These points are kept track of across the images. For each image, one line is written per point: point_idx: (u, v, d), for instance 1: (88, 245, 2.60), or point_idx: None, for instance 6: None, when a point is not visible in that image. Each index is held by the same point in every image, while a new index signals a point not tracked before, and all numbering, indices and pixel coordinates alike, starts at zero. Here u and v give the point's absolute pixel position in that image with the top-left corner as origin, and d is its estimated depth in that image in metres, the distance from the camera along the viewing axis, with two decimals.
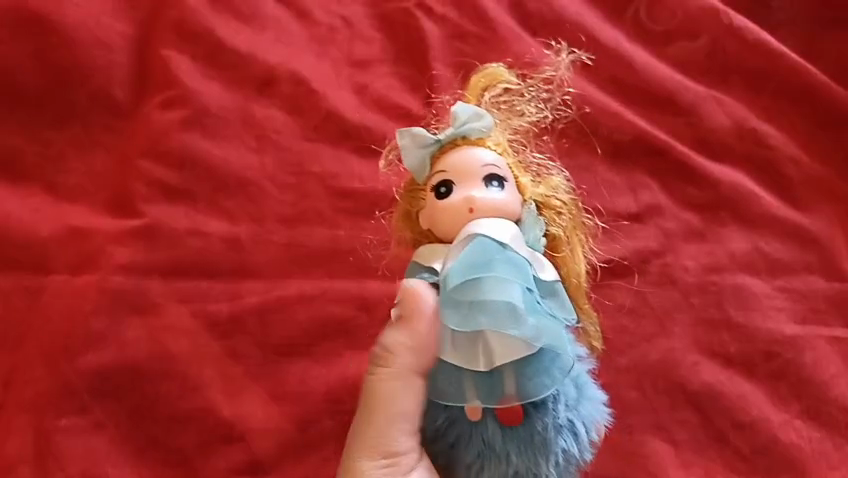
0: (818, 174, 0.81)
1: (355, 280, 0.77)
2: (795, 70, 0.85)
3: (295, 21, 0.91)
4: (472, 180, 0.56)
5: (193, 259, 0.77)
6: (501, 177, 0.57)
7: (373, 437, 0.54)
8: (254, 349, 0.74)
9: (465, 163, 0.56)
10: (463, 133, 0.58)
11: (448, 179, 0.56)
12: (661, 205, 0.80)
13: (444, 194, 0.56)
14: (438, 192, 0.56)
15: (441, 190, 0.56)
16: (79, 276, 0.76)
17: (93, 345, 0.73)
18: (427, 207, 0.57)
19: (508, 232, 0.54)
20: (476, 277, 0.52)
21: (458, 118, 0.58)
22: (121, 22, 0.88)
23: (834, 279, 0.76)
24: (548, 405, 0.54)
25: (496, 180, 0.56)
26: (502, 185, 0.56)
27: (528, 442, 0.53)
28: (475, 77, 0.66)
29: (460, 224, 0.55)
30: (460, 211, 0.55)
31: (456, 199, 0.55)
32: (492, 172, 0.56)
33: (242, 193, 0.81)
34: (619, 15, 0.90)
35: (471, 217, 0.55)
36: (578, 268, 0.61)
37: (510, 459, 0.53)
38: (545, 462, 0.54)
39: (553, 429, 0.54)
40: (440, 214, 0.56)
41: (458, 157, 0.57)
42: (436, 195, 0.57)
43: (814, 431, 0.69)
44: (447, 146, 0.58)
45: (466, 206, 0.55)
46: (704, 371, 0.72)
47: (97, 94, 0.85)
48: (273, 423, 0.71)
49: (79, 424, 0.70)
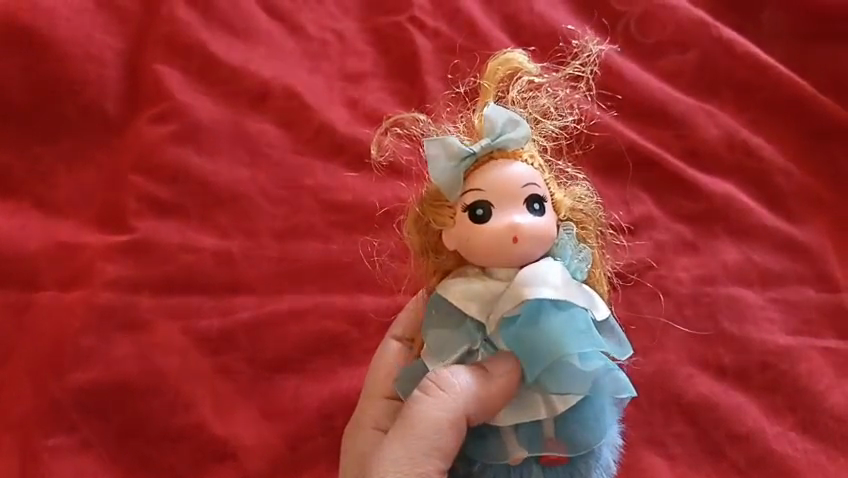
0: (807, 185, 0.81)
1: (348, 294, 0.77)
2: (783, 82, 0.85)
3: (287, 36, 0.91)
4: (512, 203, 0.54)
5: (183, 275, 0.76)
6: (540, 197, 0.55)
7: (408, 461, 0.49)
8: (246, 365, 0.73)
9: (504, 184, 0.54)
10: (498, 144, 0.56)
11: (485, 200, 0.54)
12: (654, 217, 0.81)
13: (482, 217, 0.54)
14: (474, 215, 0.54)
15: (478, 212, 0.54)
16: (69, 292, 0.75)
17: (82, 361, 0.72)
18: (460, 227, 0.55)
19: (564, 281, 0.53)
20: (531, 333, 0.52)
21: (495, 129, 0.55)
22: (113, 37, 0.88)
23: (827, 289, 0.76)
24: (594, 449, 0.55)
25: (536, 203, 0.55)
26: (542, 209, 0.55)
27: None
28: (494, 64, 0.64)
29: (499, 251, 0.53)
30: (503, 239, 0.53)
31: (496, 224, 0.54)
32: (533, 194, 0.55)
33: (233, 208, 0.81)
34: (610, 30, 0.91)
35: (515, 246, 0.53)
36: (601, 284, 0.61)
37: None
38: None
39: (593, 468, 0.56)
40: (478, 238, 0.54)
41: (499, 175, 0.54)
42: (471, 217, 0.54)
43: (810, 443, 0.67)
44: (482, 160, 0.55)
45: (510, 233, 0.53)
46: (699, 383, 0.71)
47: (88, 109, 0.84)
48: (264, 441, 0.69)
49: (65, 444, 0.68)
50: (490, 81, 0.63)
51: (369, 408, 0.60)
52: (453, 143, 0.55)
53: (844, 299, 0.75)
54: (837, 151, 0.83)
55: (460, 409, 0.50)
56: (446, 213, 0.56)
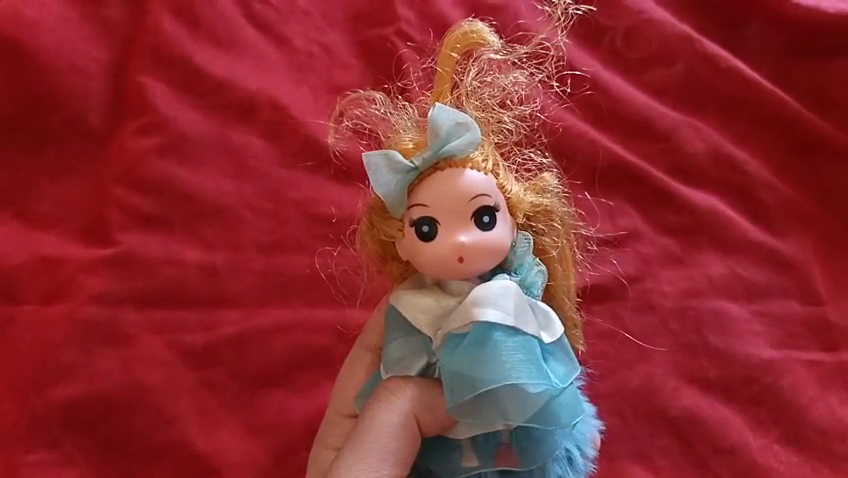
0: (790, 199, 0.82)
1: (334, 308, 0.76)
2: (766, 97, 0.86)
3: (272, 47, 0.90)
4: (460, 219, 0.55)
5: (166, 289, 0.76)
6: (490, 207, 0.56)
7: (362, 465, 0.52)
8: (231, 379, 0.72)
9: (449, 199, 0.55)
10: (443, 154, 0.56)
11: (431, 217, 0.55)
12: (639, 230, 0.81)
13: (428, 234, 0.55)
14: (420, 231, 0.56)
15: (424, 228, 0.55)
16: (51, 306, 0.75)
17: (64, 375, 0.71)
18: (408, 243, 0.56)
19: (511, 304, 0.54)
20: (477, 354, 0.53)
21: (438, 141, 0.55)
22: (97, 48, 0.87)
23: (811, 303, 0.76)
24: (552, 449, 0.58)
25: (486, 215, 0.56)
26: (493, 219, 0.56)
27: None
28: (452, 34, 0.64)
29: (447, 267, 0.55)
30: (449, 256, 0.55)
31: (442, 240, 0.55)
32: (482, 205, 0.56)
33: (218, 221, 0.80)
34: (596, 44, 0.91)
35: (462, 264, 0.55)
36: (567, 280, 0.63)
37: None
38: None
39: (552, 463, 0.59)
40: (425, 254, 0.55)
41: (444, 190, 0.55)
42: (418, 233, 0.56)
43: (793, 455, 0.68)
44: (427, 173, 0.56)
45: (455, 248, 0.55)
46: (684, 396, 0.71)
47: (72, 121, 0.84)
48: (249, 456, 0.69)
49: (46, 459, 0.67)
50: (446, 62, 0.64)
51: (335, 423, 0.61)
52: (395, 160, 0.55)
53: (827, 313, 0.75)
54: (820, 166, 0.83)
55: (410, 418, 0.54)
56: (394, 225, 0.57)
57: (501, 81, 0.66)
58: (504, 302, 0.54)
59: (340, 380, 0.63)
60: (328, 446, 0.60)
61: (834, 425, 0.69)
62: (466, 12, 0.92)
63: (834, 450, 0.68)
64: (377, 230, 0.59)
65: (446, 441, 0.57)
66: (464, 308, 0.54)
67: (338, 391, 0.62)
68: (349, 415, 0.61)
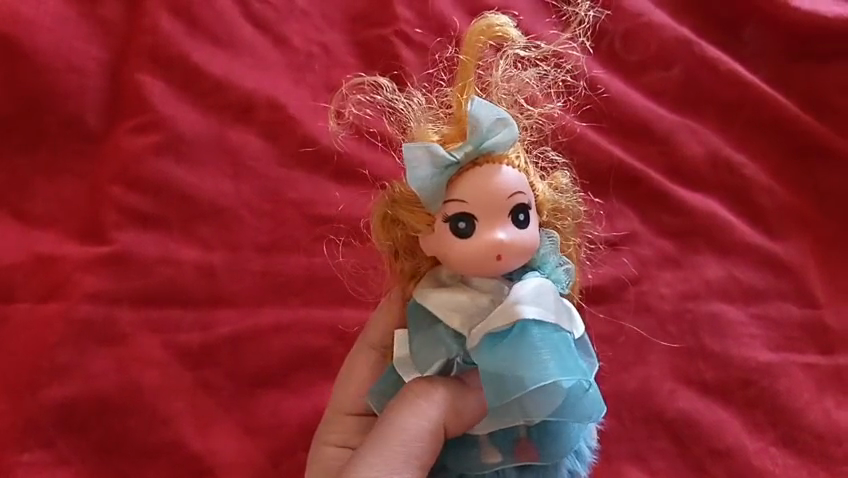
0: (788, 203, 0.82)
1: (331, 308, 0.76)
2: (764, 101, 0.86)
3: (271, 47, 0.90)
4: (498, 217, 0.52)
5: (163, 289, 0.76)
6: (525, 206, 0.54)
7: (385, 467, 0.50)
8: (228, 380, 0.72)
9: (489, 195, 0.52)
10: (483, 151, 0.53)
11: (469, 213, 0.52)
12: (636, 232, 0.81)
13: (464, 231, 0.52)
14: (457, 228, 0.52)
15: (461, 224, 0.52)
16: (45, 304, 0.74)
17: (59, 375, 0.70)
18: (440, 239, 0.53)
19: (548, 303, 0.53)
20: (517, 351, 0.51)
21: (479, 136, 0.52)
22: (94, 47, 0.87)
23: (807, 306, 0.77)
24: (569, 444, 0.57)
25: (521, 213, 0.53)
26: (528, 219, 0.54)
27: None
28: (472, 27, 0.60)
29: (483, 265, 0.52)
30: (486, 254, 0.52)
31: (480, 239, 0.52)
32: (519, 204, 0.53)
33: (216, 220, 0.80)
34: (595, 46, 0.91)
35: (499, 263, 0.52)
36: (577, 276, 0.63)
37: None
38: None
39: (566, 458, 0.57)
40: (461, 251, 0.52)
41: (483, 188, 0.52)
42: (452, 229, 0.53)
43: (790, 459, 0.68)
44: (465, 169, 0.53)
45: (493, 248, 0.52)
46: (680, 399, 0.71)
47: (68, 119, 0.83)
48: (246, 458, 0.69)
49: (42, 460, 0.67)
50: (467, 62, 0.60)
51: (336, 421, 0.62)
52: (436, 154, 0.52)
53: (823, 316, 0.76)
54: (818, 170, 0.84)
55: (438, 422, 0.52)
56: (423, 218, 0.54)
57: (518, 75, 0.63)
58: (543, 300, 0.52)
59: (343, 379, 0.63)
60: (327, 443, 0.62)
61: (831, 429, 0.69)
62: (465, 14, 0.92)
63: (830, 453, 0.68)
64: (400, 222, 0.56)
65: (466, 439, 0.55)
66: (502, 305, 0.52)
67: (339, 390, 0.63)
68: (349, 414, 0.62)
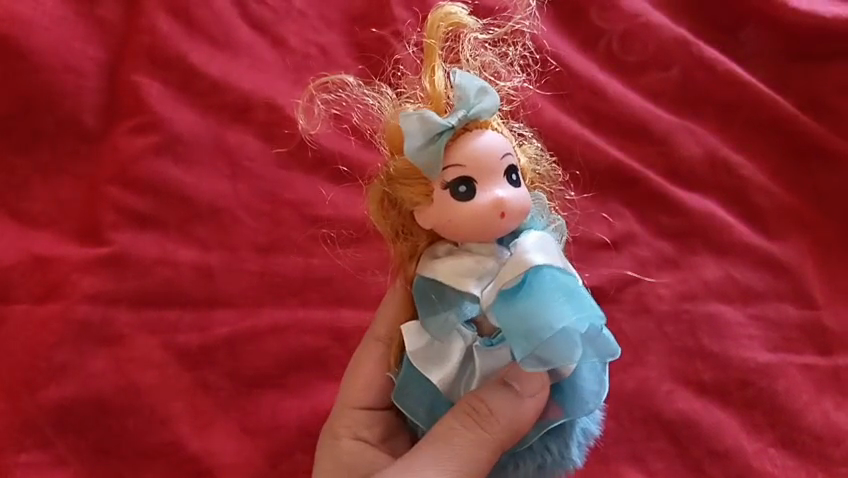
0: (786, 203, 0.82)
1: (329, 309, 0.76)
2: (762, 102, 0.86)
3: (269, 47, 0.90)
4: (494, 176, 0.51)
5: (160, 290, 0.75)
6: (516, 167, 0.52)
7: None
8: (225, 380, 0.72)
9: (485, 156, 0.51)
10: (472, 113, 0.52)
11: (467, 176, 0.51)
12: (634, 233, 0.81)
13: (464, 195, 0.50)
14: (457, 192, 0.51)
15: (460, 189, 0.51)
16: (43, 305, 0.74)
17: (57, 376, 0.70)
18: (438, 209, 0.51)
19: (554, 250, 0.51)
20: (534, 303, 0.48)
21: (468, 100, 0.51)
22: (92, 47, 0.87)
23: (806, 307, 0.76)
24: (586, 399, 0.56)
25: (514, 174, 0.52)
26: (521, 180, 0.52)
27: (561, 433, 0.56)
28: (432, 15, 0.62)
29: (485, 227, 0.50)
30: (488, 216, 0.50)
31: (480, 202, 0.50)
32: (511, 165, 0.52)
33: (213, 221, 0.80)
34: (593, 47, 0.92)
35: (502, 223, 0.50)
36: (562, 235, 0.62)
37: (548, 448, 0.56)
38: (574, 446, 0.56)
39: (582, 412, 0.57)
40: (460, 216, 0.50)
41: (477, 149, 0.51)
42: (452, 194, 0.51)
43: (788, 459, 0.68)
44: (458, 133, 0.52)
45: (495, 207, 0.50)
46: (679, 400, 0.71)
47: (66, 120, 0.83)
48: (244, 459, 0.69)
49: (39, 461, 0.67)
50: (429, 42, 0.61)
51: (345, 414, 0.63)
52: (429, 118, 0.51)
53: (822, 317, 0.75)
54: (816, 170, 0.84)
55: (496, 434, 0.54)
56: (420, 189, 0.52)
57: (482, 56, 0.66)
58: (548, 247, 0.50)
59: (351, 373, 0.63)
60: (342, 437, 0.63)
61: (829, 430, 0.69)
62: None
63: (828, 455, 0.68)
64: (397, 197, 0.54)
65: None
66: (513, 258, 0.50)
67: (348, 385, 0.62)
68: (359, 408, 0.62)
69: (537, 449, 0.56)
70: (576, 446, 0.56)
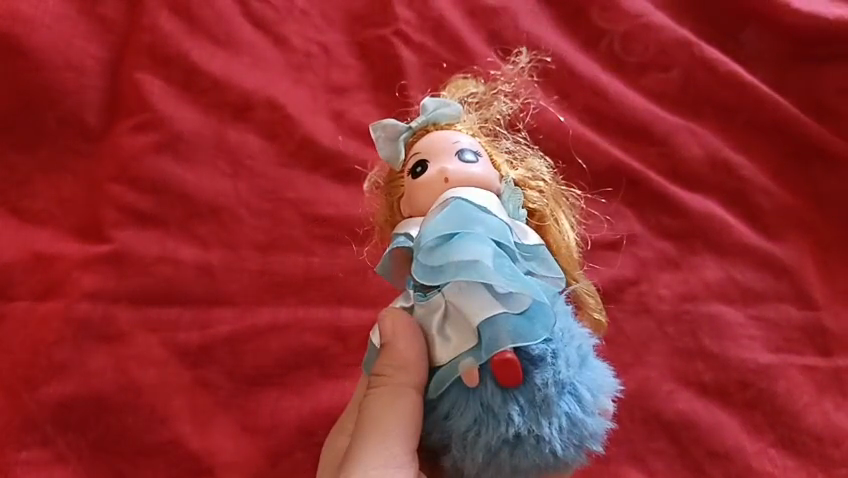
0: (787, 205, 0.82)
1: (329, 308, 0.76)
2: (763, 103, 0.86)
3: (271, 46, 0.90)
4: (445, 154, 0.55)
5: (161, 288, 0.75)
6: (472, 149, 0.56)
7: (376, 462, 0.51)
8: (225, 379, 0.72)
9: (437, 143, 0.56)
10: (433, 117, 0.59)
11: (422, 159, 0.56)
12: (636, 233, 0.81)
13: (419, 173, 0.55)
14: (413, 174, 0.56)
15: (416, 170, 0.56)
16: (43, 303, 0.74)
17: (56, 374, 0.70)
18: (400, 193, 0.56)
19: (482, 199, 0.53)
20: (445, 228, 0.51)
21: (428, 107, 0.59)
22: (94, 45, 0.87)
23: (807, 308, 0.76)
24: (547, 359, 0.48)
25: (469, 153, 0.55)
26: (477, 158, 0.55)
27: (530, 402, 0.47)
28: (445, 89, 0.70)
29: (434, 196, 0.54)
30: (434, 184, 0.54)
31: (430, 177, 0.55)
32: (464, 147, 0.56)
33: (214, 220, 0.80)
34: (594, 47, 0.92)
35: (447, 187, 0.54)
36: (564, 238, 0.61)
37: (511, 418, 0.47)
38: (544, 422, 0.47)
39: (554, 386, 0.48)
40: (414, 192, 0.55)
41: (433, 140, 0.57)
42: (410, 177, 0.56)
43: (788, 460, 0.68)
44: (420, 133, 0.58)
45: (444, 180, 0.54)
46: (679, 400, 0.71)
47: (67, 118, 0.83)
48: (244, 457, 0.69)
49: (38, 458, 0.67)
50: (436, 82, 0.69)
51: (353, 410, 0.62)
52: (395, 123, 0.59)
53: (822, 318, 0.76)
54: (817, 172, 0.84)
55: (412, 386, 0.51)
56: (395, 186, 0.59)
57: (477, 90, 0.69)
58: (472, 194, 0.53)
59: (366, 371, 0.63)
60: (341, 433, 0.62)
61: (829, 431, 0.69)
62: (465, 14, 0.92)
63: (828, 455, 0.68)
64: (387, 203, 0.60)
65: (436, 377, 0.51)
66: (438, 204, 0.53)
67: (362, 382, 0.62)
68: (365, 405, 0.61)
69: (501, 416, 0.47)
70: (551, 425, 0.47)
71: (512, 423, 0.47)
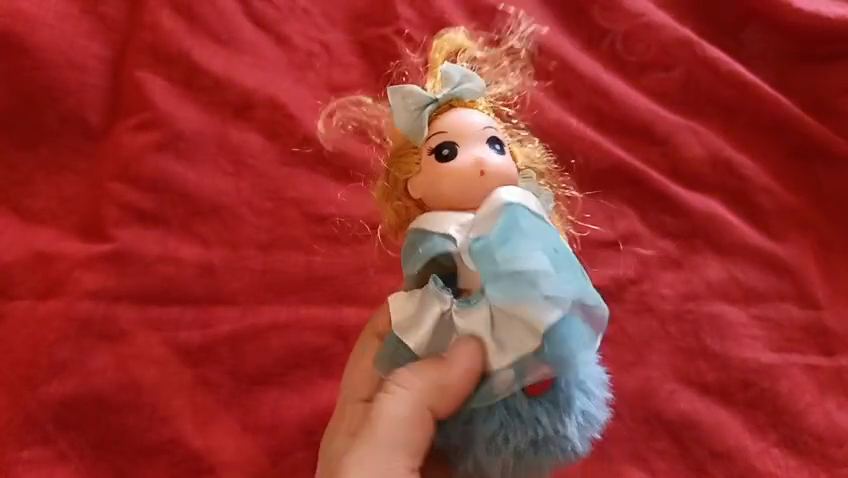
0: (789, 204, 0.82)
1: (331, 307, 0.76)
2: (765, 101, 0.86)
3: (272, 45, 0.90)
4: (475, 141, 0.56)
5: (163, 287, 0.75)
6: (497, 138, 0.57)
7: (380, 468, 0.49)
8: (226, 378, 0.72)
9: (467, 125, 0.57)
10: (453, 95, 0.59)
11: (450, 141, 0.56)
12: (637, 232, 0.81)
13: (448, 156, 0.56)
14: (441, 154, 0.56)
15: (444, 152, 0.56)
16: (44, 302, 0.74)
17: (57, 372, 0.70)
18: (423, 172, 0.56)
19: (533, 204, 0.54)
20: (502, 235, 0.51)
21: (453, 80, 0.58)
22: (95, 44, 0.87)
23: (808, 307, 0.76)
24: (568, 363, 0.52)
25: (496, 143, 0.57)
26: (503, 149, 0.57)
27: (553, 404, 0.51)
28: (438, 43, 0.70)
29: (467, 183, 0.55)
30: (470, 173, 0.55)
31: (461, 163, 0.55)
32: (492, 135, 0.57)
33: (215, 219, 0.80)
34: (596, 47, 0.92)
35: (483, 180, 0.55)
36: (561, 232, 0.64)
37: (539, 421, 0.50)
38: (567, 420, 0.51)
39: (574, 386, 0.52)
40: (443, 173, 0.55)
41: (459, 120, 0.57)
42: (438, 157, 0.56)
43: (791, 459, 0.68)
44: (445, 109, 0.58)
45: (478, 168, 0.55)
46: (682, 399, 0.71)
47: (69, 117, 0.83)
48: (245, 456, 0.69)
49: (39, 457, 0.67)
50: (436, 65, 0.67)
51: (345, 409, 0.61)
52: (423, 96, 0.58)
53: (824, 317, 0.75)
54: (819, 171, 0.84)
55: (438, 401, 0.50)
56: (411, 161, 0.58)
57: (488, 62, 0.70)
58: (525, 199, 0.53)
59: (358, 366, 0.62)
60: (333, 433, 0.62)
61: (831, 430, 0.69)
62: (466, 14, 0.92)
63: (830, 455, 0.68)
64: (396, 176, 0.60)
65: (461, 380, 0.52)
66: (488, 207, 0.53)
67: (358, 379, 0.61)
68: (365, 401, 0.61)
69: (528, 419, 0.50)
70: (574, 423, 0.51)
71: (544, 426, 0.50)
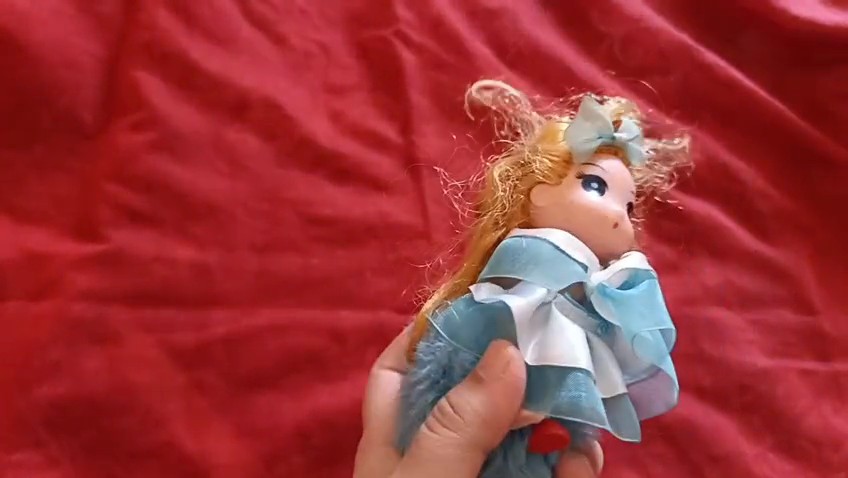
0: (788, 210, 0.83)
1: (328, 308, 0.75)
2: (762, 107, 0.87)
3: (269, 45, 0.89)
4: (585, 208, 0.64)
5: (158, 287, 0.75)
6: (598, 178, 0.59)
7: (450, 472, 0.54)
8: (220, 381, 0.72)
9: (623, 180, 0.60)
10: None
11: (600, 178, 0.59)
12: (637, 237, 0.79)
13: (597, 191, 0.59)
14: (589, 187, 0.59)
15: (593, 186, 0.59)
16: (37, 303, 0.73)
17: (51, 376, 0.70)
18: (552, 200, 0.59)
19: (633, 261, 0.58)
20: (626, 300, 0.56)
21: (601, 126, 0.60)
22: (90, 43, 0.85)
23: (804, 312, 0.78)
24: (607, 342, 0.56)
25: (594, 183, 0.59)
26: (600, 189, 0.59)
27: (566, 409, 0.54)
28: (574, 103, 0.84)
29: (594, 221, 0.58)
30: (604, 221, 0.58)
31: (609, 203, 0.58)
32: (592, 174, 0.59)
33: (211, 221, 0.79)
34: (594, 47, 0.91)
35: (616, 231, 0.58)
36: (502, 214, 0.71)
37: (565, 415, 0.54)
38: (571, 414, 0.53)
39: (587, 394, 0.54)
40: (575, 204, 0.58)
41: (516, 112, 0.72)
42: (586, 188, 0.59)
43: (787, 463, 0.70)
44: (605, 150, 0.60)
45: (610, 216, 0.58)
46: (678, 403, 0.72)
47: (62, 115, 0.82)
48: (241, 459, 0.69)
49: (33, 461, 0.67)
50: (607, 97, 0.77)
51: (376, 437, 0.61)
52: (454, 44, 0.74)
53: (820, 323, 0.77)
54: (815, 177, 0.85)
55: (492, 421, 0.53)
56: (555, 172, 0.60)
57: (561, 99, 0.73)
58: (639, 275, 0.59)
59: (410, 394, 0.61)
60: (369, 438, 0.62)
61: (829, 436, 0.71)
62: (465, 15, 0.92)
63: (826, 458, 0.70)
64: (537, 166, 0.61)
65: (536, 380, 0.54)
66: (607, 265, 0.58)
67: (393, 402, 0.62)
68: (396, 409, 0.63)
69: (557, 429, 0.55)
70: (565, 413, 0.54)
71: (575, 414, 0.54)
